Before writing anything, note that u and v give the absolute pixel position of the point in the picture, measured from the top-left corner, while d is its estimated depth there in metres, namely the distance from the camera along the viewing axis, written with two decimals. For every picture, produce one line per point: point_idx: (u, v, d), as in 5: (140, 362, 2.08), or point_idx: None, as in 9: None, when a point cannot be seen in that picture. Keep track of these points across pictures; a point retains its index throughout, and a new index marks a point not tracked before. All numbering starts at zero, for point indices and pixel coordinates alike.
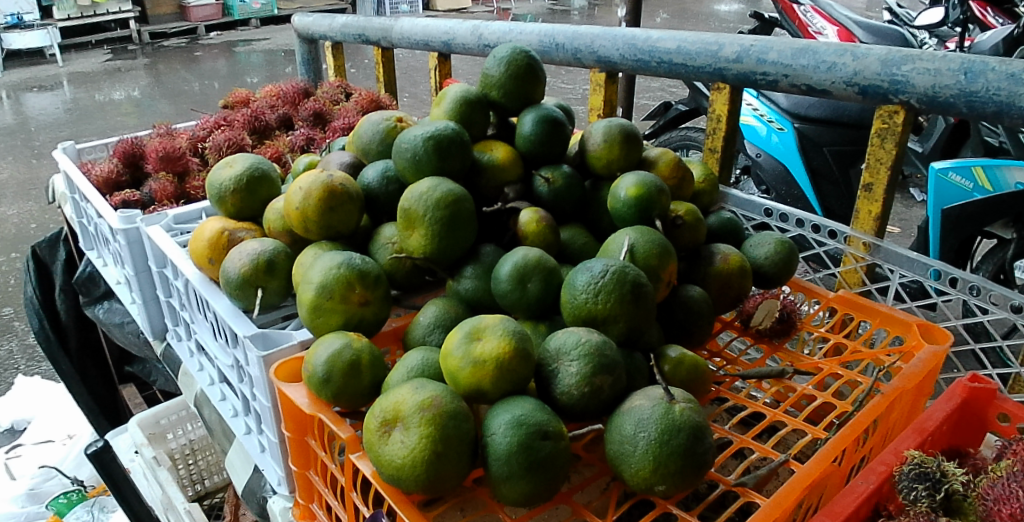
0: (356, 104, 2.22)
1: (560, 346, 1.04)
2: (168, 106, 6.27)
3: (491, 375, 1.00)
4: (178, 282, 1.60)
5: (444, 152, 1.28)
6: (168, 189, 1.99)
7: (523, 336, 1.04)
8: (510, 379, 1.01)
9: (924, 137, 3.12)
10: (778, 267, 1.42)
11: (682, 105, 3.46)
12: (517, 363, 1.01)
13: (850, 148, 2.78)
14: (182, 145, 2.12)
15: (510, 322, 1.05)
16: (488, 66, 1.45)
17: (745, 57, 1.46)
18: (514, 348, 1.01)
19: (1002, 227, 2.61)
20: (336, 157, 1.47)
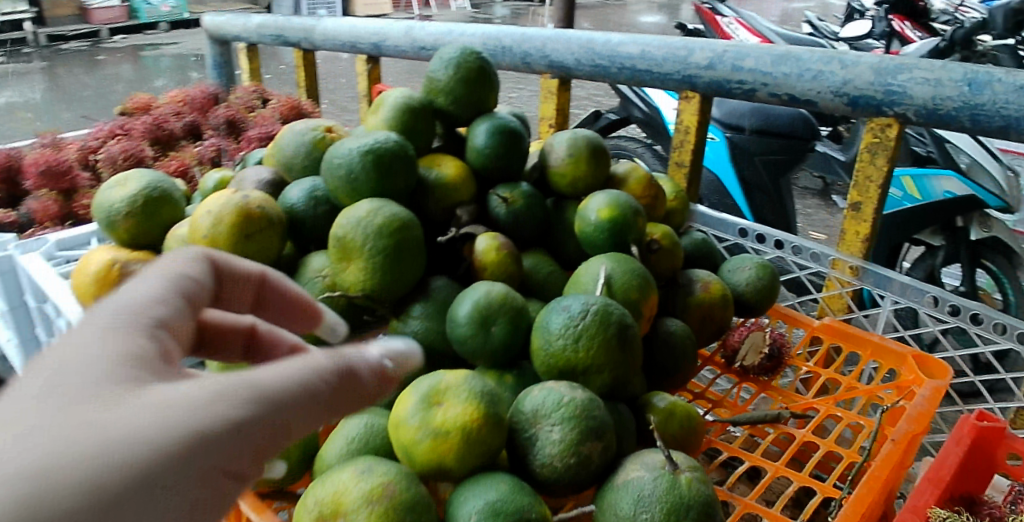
0: (274, 111, 1.97)
1: (539, 405, 0.86)
2: (64, 113, 5.76)
3: (456, 450, 0.81)
4: (59, 321, 1.33)
5: (385, 169, 1.08)
6: (52, 209, 1.70)
7: (493, 398, 0.85)
8: (478, 452, 0.81)
9: (846, 145, 3.13)
10: (760, 295, 1.27)
11: (613, 113, 3.32)
12: (488, 432, 0.82)
13: (783, 157, 2.67)
14: (69, 157, 1.83)
15: (478, 379, 0.86)
16: (434, 69, 1.26)
17: (718, 64, 1.31)
18: (484, 414, 0.82)
19: (929, 234, 2.56)
20: (252, 174, 1.23)
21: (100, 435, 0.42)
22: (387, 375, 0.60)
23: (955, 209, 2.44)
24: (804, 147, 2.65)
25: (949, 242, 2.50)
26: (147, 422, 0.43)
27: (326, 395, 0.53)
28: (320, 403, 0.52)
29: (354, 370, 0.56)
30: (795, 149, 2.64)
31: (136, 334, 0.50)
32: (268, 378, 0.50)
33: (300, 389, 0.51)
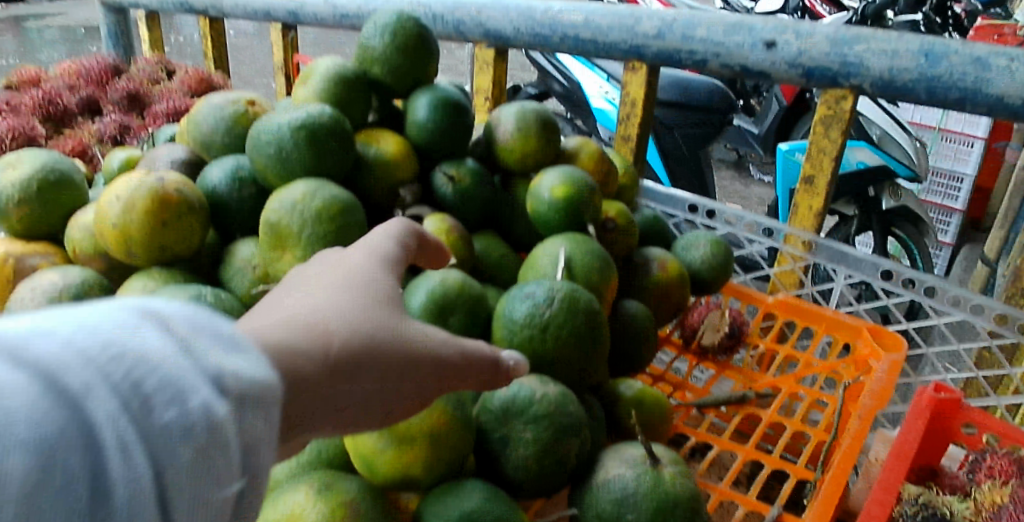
0: (180, 83, 1.77)
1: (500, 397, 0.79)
2: None
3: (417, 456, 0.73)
4: None
5: (320, 146, 0.97)
6: None
7: (459, 398, 0.77)
8: (447, 459, 0.75)
9: (760, 118, 3.17)
10: (715, 273, 1.24)
11: (530, 88, 3.25)
12: (456, 438, 0.74)
13: (699, 131, 2.67)
14: None
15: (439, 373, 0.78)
16: (368, 35, 1.15)
17: (667, 33, 1.26)
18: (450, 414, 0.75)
19: (843, 204, 2.62)
20: (165, 153, 1.10)
21: (379, 332, 0.53)
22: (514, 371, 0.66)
23: (870, 179, 2.48)
24: (722, 121, 2.67)
25: (861, 211, 2.56)
26: (404, 336, 0.55)
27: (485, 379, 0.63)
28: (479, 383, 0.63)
29: (506, 365, 0.65)
30: (715, 122, 2.65)
31: (387, 274, 0.62)
32: (467, 345, 0.62)
33: (476, 363, 0.62)
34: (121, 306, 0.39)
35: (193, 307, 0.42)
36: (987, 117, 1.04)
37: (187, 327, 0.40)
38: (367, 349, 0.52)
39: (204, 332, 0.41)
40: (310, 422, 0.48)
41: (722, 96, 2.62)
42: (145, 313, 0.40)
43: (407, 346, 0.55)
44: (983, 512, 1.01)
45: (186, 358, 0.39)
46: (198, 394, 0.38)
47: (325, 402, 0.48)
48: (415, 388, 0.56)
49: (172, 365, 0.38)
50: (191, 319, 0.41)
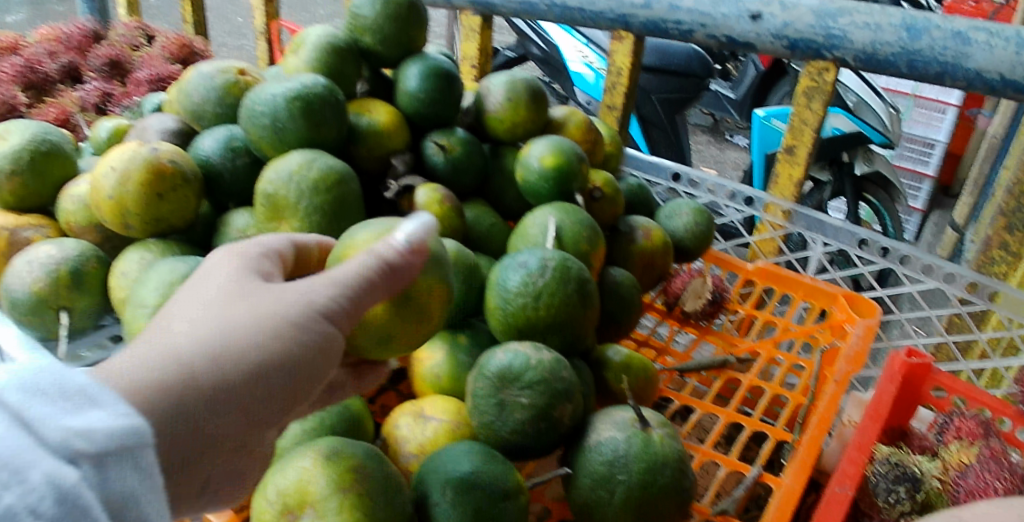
0: (161, 49, 1.65)
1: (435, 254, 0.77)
2: None
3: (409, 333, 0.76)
4: None
5: (315, 116, 0.97)
6: None
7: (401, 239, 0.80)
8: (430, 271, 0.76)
9: (736, 83, 3.20)
10: (698, 240, 1.28)
11: (509, 52, 3.22)
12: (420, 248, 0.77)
13: (679, 96, 2.69)
14: None
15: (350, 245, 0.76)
16: (358, 4, 1.15)
17: (655, 3, 1.26)
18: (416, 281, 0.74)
19: (818, 169, 2.61)
20: (155, 123, 1.09)
21: (232, 320, 0.60)
22: (420, 245, 0.68)
23: (847, 145, 2.52)
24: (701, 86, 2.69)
25: (836, 177, 2.59)
26: (264, 309, 0.61)
27: (387, 286, 0.67)
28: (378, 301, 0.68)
29: (402, 243, 0.68)
30: (693, 87, 2.66)
31: (252, 256, 0.68)
32: (337, 274, 0.65)
33: (350, 286, 0.65)
34: None
35: (29, 371, 0.47)
36: (964, 91, 1.07)
37: (18, 397, 0.45)
38: (220, 345, 0.58)
39: (45, 394, 0.46)
40: (187, 419, 0.55)
41: (702, 64, 2.62)
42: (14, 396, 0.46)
43: (260, 318, 0.61)
44: (950, 471, 1.07)
45: (25, 438, 0.44)
46: (35, 468, 0.43)
47: (195, 401, 0.56)
48: (290, 349, 0.61)
49: (3, 447, 0.43)
50: (24, 388, 0.46)
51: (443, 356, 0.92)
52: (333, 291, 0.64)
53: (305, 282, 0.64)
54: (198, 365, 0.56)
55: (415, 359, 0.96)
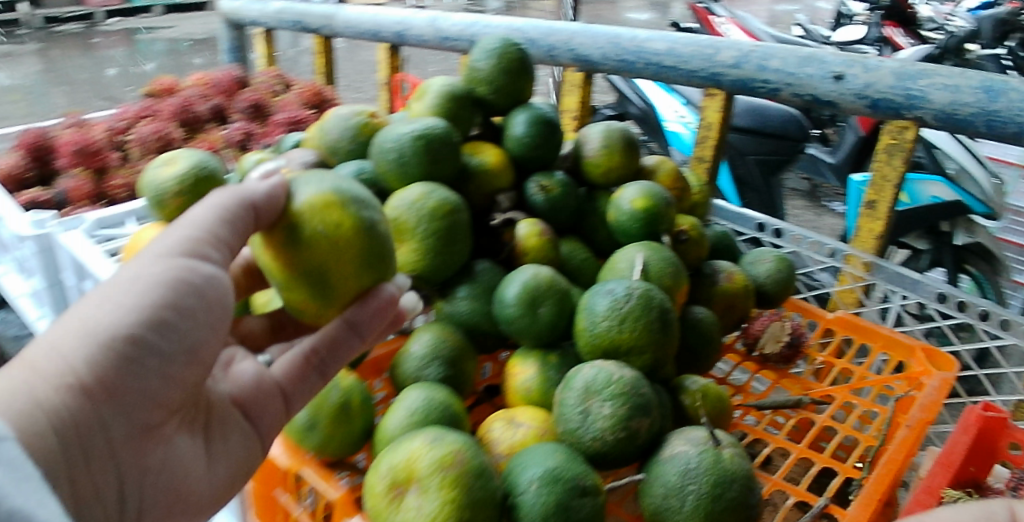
0: (297, 95, 1.86)
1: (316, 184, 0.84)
2: (50, 83, 5.57)
3: (341, 255, 0.82)
4: None
5: (435, 154, 1.12)
6: (84, 188, 1.59)
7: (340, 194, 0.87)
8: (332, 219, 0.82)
9: (836, 147, 3.19)
10: (779, 287, 1.34)
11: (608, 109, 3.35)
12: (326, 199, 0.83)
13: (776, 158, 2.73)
14: (99, 137, 1.68)
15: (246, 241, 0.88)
16: (475, 59, 1.30)
17: (744, 63, 1.36)
18: (295, 214, 0.82)
19: (915, 238, 2.58)
20: (297, 156, 1.25)
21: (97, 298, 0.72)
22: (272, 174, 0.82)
23: (944, 214, 2.48)
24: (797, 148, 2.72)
25: (934, 246, 2.54)
26: (129, 278, 0.74)
27: (233, 219, 0.78)
28: (230, 235, 0.79)
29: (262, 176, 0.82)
30: (788, 150, 2.71)
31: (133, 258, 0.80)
32: (193, 223, 0.78)
33: (201, 231, 0.78)
34: None
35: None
36: None
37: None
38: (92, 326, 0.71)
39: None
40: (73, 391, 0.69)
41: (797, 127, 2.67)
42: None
43: (123, 286, 0.74)
44: None
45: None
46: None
47: (69, 368, 0.69)
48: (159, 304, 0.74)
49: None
50: None
51: (534, 372, 1.03)
52: (189, 231, 0.78)
53: (144, 253, 0.77)
54: (48, 364, 0.69)
55: (509, 374, 1.07)
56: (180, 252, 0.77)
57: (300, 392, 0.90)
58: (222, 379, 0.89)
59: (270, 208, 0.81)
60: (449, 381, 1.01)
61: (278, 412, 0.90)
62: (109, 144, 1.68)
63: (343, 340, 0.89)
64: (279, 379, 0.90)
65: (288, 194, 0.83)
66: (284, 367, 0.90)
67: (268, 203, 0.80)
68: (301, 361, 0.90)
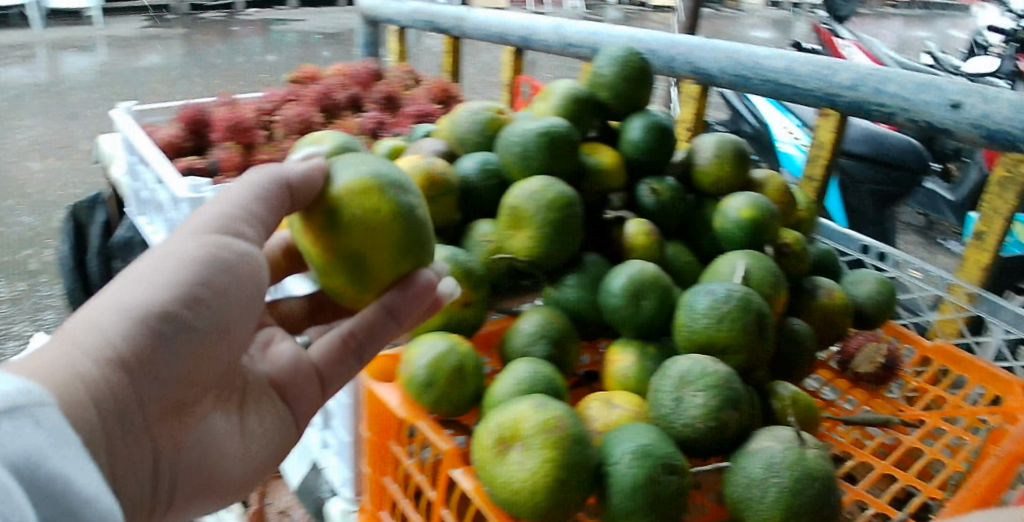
0: (426, 91, 1.99)
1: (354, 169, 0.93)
2: (193, 67, 6.01)
3: (378, 238, 0.91)
4: None
5: (556, 150, 1.22)
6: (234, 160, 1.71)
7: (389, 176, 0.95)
8: (367, 205, 0.90)
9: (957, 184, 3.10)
10: (879, 309, 1.36)
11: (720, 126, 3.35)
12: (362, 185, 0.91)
13: (891, 189, 2.69)
14: (249, 116, 1.82)
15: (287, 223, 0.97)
16: (600, 65, 1.41)
17: (861, 86, 1.39)
18: (332, 200, 0.91)
19: None
20: (428, 145, 1.38)
21: (131, 274, 0.74)
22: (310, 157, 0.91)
23: None
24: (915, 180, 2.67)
25: None
26: (163, 254, 0.77)
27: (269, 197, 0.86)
28: (265, 212, 0.86)
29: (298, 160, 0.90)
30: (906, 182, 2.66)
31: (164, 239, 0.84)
32: (226, 208, 0.84)
33: (232, 216, 0.83)
34: None
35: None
36: None
37: None
38: (125, 298, 0.72)
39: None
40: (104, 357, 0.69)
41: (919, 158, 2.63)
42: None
43: (157, 261, 0.76)
44: None
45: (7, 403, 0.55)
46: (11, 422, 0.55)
47: (105, 336, 0.70)
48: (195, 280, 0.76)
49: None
50: None
51: (632, 361, 1.11)
52: (223, 208, 0.84)
53: (179, 231, 0.80)
54: (86, 336, 0.69)
55: (609, 361, 1.15)
56: (217, 228, 0.81)
57: (336, 373, 0.98)
58: (262, 360, 0.95)
59: (305, 189, 0.89)
60: (554, 359, 1.11)
61: (313, 394, 0.98)
62: (257, 122, 1.83)
63: (380, 325, 0.97)
64: (315, 361, 0.97)
65: (327, 179, 0.92)
66: (323, 351, 0.97)
67: (304, 184, 0.88)
68: (339, 343, 0.98)
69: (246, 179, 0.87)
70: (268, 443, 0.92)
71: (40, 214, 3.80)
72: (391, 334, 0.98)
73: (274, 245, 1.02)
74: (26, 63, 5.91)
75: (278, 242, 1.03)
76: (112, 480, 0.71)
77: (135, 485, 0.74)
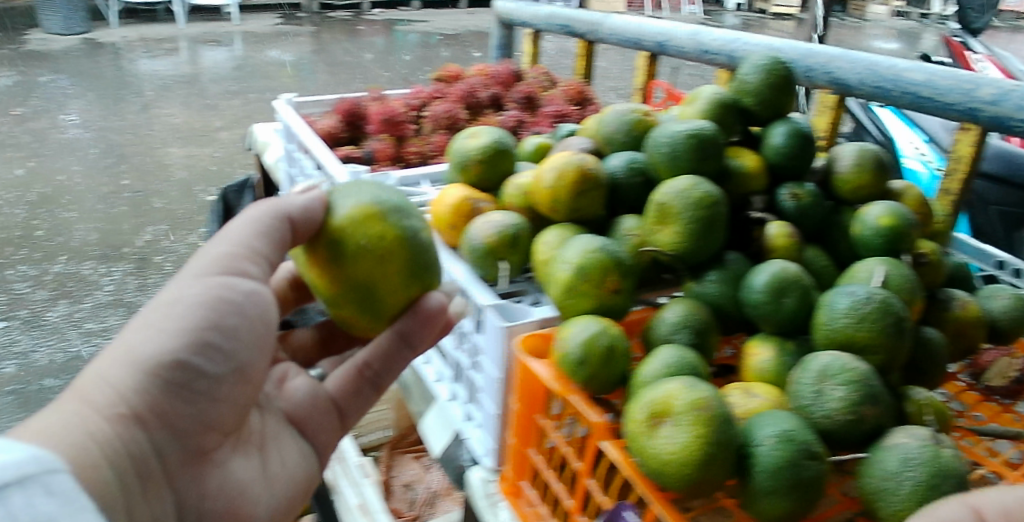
0: (562, 92, 2.09)
1: (356, 198, 1.07)
2: (321, 63, 6.36)
3: (386, 264, 1.05)
4: None
5: (703, 151, 1.30)
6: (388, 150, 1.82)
7: (388, 201, 1.09)
8: (371, 231, 1.04)
9: None
10: (1015, 325, 1.35)
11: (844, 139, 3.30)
12: (364, 213, 1.05)
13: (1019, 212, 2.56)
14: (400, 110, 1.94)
15: (290, 253, 1.12)
16: (744, 73, 1.49)
17: (1003, 101, 1.38)
18: (338, 233, 1.05)
19: None
20: (577, 142, 1.48)
21: (136, 330, 0.90)
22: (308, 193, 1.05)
23: None
24: None
25: None
26: (167, 303, 0.92)
27: (268, 231, 1.01)
28: (263, 247, 1.00)
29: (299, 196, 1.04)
30: None
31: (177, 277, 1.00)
32: (224, 248, 0.98)
33: (226, 256, 0.97)
34: None
35: None
36: None
37: None
38: (131, 357, 0.88)
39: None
40: (111, 413, 0.86)
41: None
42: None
43: (160, 315, 0.91)
44: None
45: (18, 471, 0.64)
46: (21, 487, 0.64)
47: (109, 393, 0.87)
48: (196, 329, 0.92)
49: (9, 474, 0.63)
50: None
51: (770, 355, 1.17)
52: (227, 246, 0.98)
53: (183, 276, 0.95)
54: (98, 394, 0.86)
55: (746, 355, 1.22)
56: (221, 270, 0.96)
57: (351, 401, 1.19)
58: (283, 398, 1.15)
59: (305, 221, 1.04)
60: (696, 346, 1.19)
61: (331, 422, 1.18)
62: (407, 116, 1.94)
63: (396, 352, 1.16)
64: (331, 394, 1.18)
65: (327, 216, 1.06)
66: (340, 384, 1.19)
67: (303, 215, 1.03)
68: (354, 374, 1.19)
69: (245, 217, 1.01)
70: (288, 470, 1.09)
71: (186, 196, 4.14)
72: (405, 359, 1.17)
73: (280, 279, 1.19)
74: (171, 56, 6.41)
75: (285, 274, 1.20)
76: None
77: None
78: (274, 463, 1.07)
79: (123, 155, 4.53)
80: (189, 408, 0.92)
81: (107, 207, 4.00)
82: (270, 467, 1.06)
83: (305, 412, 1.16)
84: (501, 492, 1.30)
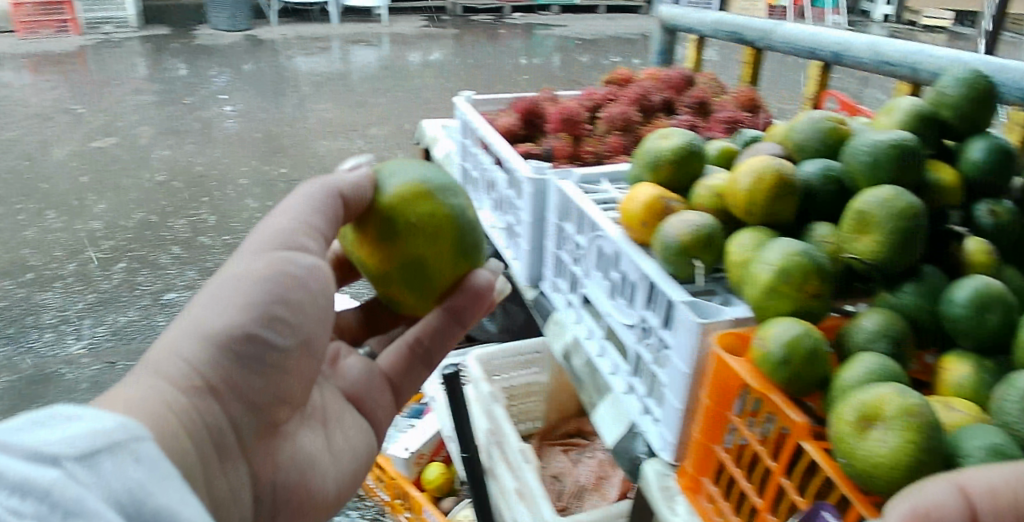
0: (734, 99, 2.11)
1: (402, 179, 1.23)
2: (462, 64, 6.59)
3: (437, 242, 1.21)
4: (588, 240, 1.58)
5: (905, 161, 1.30)
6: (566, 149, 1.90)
7: (432, 182, 1.24)
8: (424, 209, 1.20)
9: None
10: None
11: None
12: (417, 194, 1.21)
13: None
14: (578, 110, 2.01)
15: (341, 232, 1.28)
16: (944, 85, 1.46)
17: None
18: (389, 211, 1.20)
19: None
20: (767, 148, 1.51)
21: (205, 302, 1.00)
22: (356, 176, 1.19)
23: None
24: None
25: None
26: (235, 274, 1.03)
27: (323, 207, 1.14)
28: (319, 223, 1.12)
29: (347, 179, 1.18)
30: None
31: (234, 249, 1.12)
32: (278, 224, 1.10)
33: (283, 232, 1.09)
34: (63, 413, 0.71)
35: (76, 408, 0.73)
36: None
37: (70, 417, 0.71)
38: (205, 330, 0.98)
39: (88, 416, 0.72)
40: (184, 384, 0.95)
41: None
42: (37, 424, 0.68)
43: (227, 285, 1.01)
44: None
45: (109, 436, 0.72)
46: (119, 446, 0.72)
47: (182, 365, 0.96)
48: (268, 302, 1.02)
49: (100, 435, 0.71)
50: (69, 413, 0.72)
51: (969, 371, 1.15)
52: (283, 221, 1.11)
53: (246, 251, 1.06)
54: (171, 368, 0.95)
55: (941, 369, 1.20)
56: (281, 245, 1.07)
57: (402, 376, 1.37)
58: (340, 378, 1.31)
59: (356, 199, 1.19)
60: (894, 356, 1.19)
61: (383, 397, 1.35)
62: (583, 116, 2.01)
63: (444, 329, 1.34)
64: (386, 370, 1.36)
65: (376, 196, 1.22)
66: (394, 361, 1.37)
67: (353, 191, 1.18)
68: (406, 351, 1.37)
69: (301, 195, 1.14)
70: (347, 443, 1.24)
71: None
72: (452, 334, 1.36)
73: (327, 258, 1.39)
74: (325, 54, 6.81)
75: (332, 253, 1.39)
76: (215, 490, 0.98)
77: (241, 498, 1.03)
78: (337, 436, 1.23)
79: (282, 145, 4.86)
80: (261, 380, 1.03)
81: (270, 192, 4.31)
82: (334, 441, 1.22)
83: (361, 389, 1.33)
84: (680, 486, 1.33)
